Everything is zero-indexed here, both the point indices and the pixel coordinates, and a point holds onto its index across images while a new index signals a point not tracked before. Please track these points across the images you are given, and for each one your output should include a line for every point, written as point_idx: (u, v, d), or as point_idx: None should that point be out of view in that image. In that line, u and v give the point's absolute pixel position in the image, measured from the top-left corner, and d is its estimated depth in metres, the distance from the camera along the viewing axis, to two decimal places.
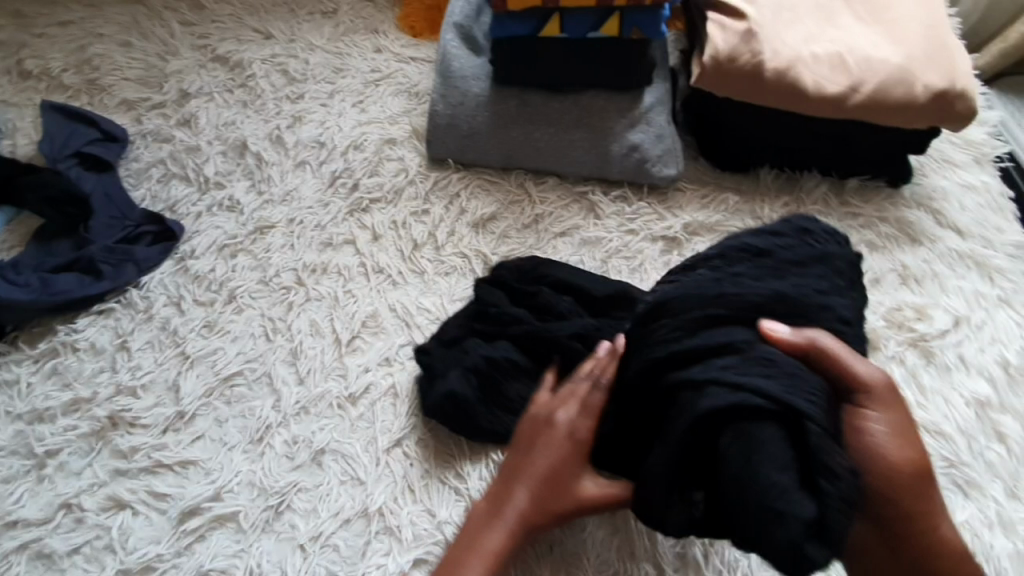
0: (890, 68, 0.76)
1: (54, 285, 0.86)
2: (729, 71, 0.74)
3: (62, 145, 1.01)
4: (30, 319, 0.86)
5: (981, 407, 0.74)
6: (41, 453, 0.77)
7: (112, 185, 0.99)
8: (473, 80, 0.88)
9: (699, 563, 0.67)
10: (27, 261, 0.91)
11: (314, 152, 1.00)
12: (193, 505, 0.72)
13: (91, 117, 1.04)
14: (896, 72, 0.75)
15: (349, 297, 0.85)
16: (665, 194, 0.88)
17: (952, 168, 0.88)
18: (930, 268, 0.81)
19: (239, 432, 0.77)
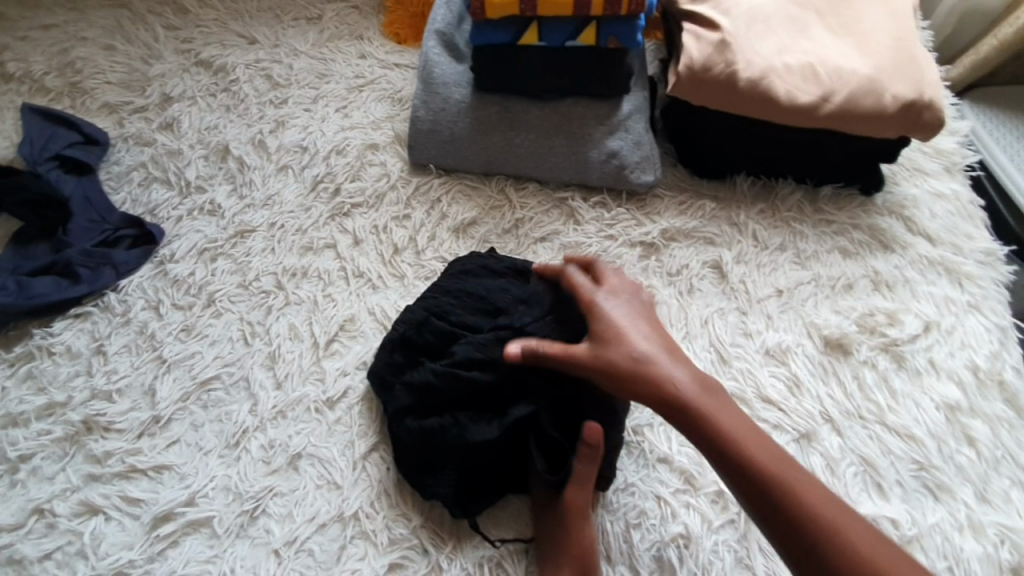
0: (860, 79, 0.77)
1: (30, 288, 0.85)
2: (703, 81, 0.76)
3: (42, 147, 1.01)
4: (6, 323, 0.85)
5: (952, 411, 0.74)
6: (13, 458, 0.76)
7: (92, 188, 0.98)
8: (454, 87, 0.89)
9: (674, 567, 0.67)
10: (3, 265, 0.90)
11: (297, 157, 1.00)
12: (167, 510, 0.71)
13: (72, 120, 1.04)
14: (866, 83, 0.77)
15: (328, 301, 0.86)
16: (644, 200, 0.89)
17: (923, 176, 0.90)
18: (901, 274, 0.83)
19: (215, 436, 0.76)
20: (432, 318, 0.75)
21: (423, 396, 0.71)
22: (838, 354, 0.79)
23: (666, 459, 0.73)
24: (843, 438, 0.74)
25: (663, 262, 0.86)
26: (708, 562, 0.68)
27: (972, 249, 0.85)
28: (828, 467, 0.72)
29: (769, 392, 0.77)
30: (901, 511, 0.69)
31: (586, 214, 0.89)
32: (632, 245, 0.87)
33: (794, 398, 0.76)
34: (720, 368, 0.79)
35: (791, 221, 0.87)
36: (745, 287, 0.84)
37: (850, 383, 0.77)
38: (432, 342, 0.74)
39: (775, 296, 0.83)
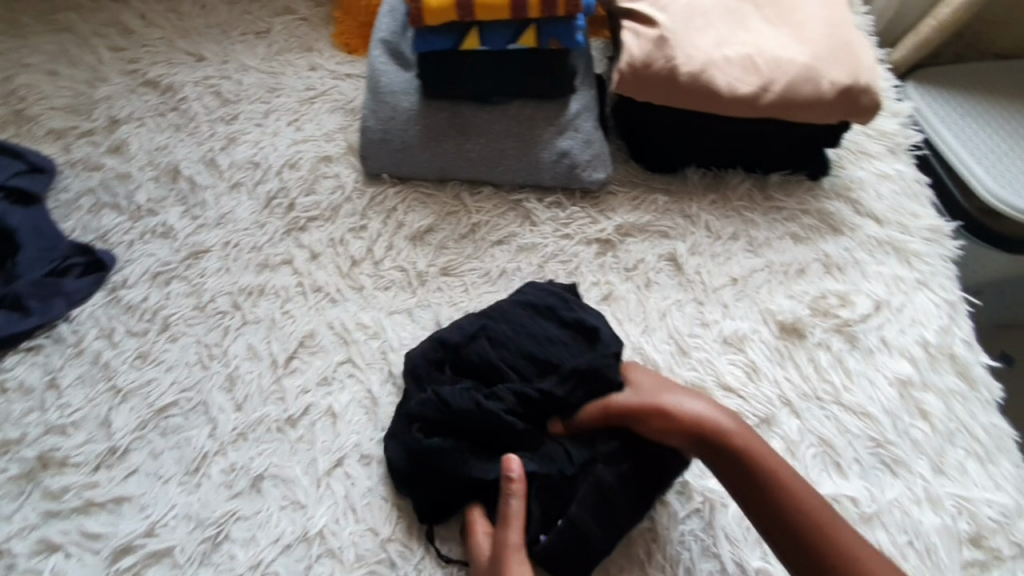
0: (797, 67, 0.79)
1: None
2: (644, 78, 0.77)
3: None
4: None
5: (905, 386, 0.76)
6: None
7: (39, 217, 0.96)
8: (402, 95, 0.89)
9: (642, 561, 0.68)
10: None
11: (249, 173, 0.99)
12: (127, 542, 0.70)
13: (15, 149, 1.01)
14: (803, 71, 0.78)
15: (287, 318, 0.85)
16: (598, 198, 0.90)
17: (868, 158, 0.91)
18: (851, 256, 0.85)
19: (175, 463, 0.75)
20: (484, 336, 0.75)
21: (451, 415, 0.70)
22: (794, 338, 0.80)
23: None
24: (802, 421, 0.75)
25: (619, 258, 0.87)
26: (675, 553, 0.68)
27: (918, 226, 0.87)
28: (789, 451, 0.73)
29: (728, 380, 0.78)
30: (861, 489, 0.71)
31: (541, 215, 0.90)
32: (589, 243, 0.88)
33: (753, 385, 0.77)
34: (680, 360, 0.80)
35: (743, 210, 0.88)
36: (701, 278, 0.85)
37: (806, 366, 0.78)
38: (475, 365, 0.74)
39: (731, 285, 0.84)
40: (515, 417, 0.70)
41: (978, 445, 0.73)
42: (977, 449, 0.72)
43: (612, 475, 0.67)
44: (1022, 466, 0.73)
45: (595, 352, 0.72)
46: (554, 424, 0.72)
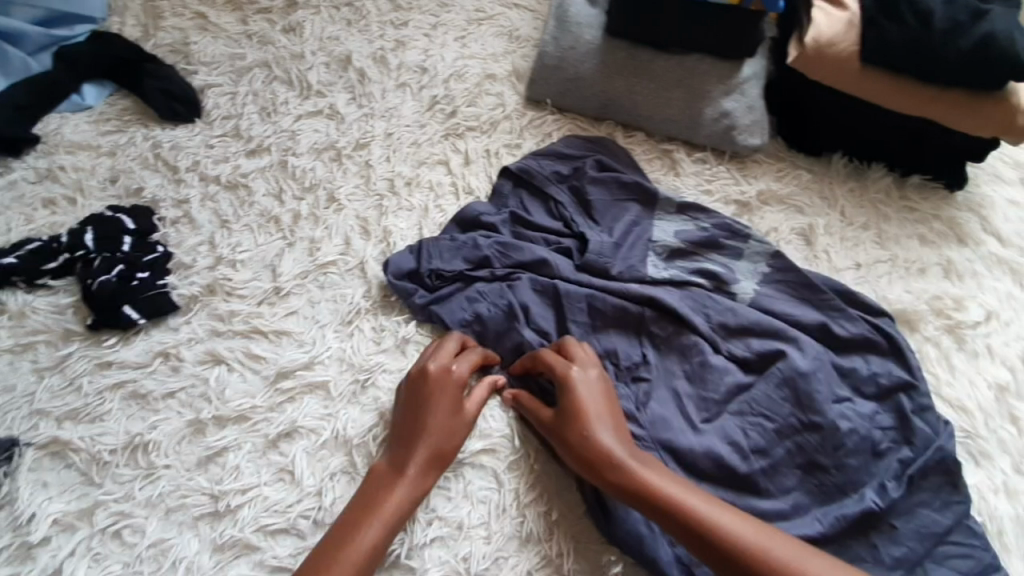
0: (990, 60, 0.78)
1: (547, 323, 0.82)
2: (825, 55, 0.82)
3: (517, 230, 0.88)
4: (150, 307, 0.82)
5: (1001, 391, 0.83)
6: (165, 344, 0.80)
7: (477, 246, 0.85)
8: (587, 28, 0.93)
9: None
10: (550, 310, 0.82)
11: (416, 76, 1.04)
12: (288, 368, 0.78)
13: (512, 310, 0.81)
14: (992, 67, 0.79)
15: (439, 210, 0.92)
16: (744, 162, 0.94)
17: (1001, 183, 0.97)
18: (972, 266, 0.90)
19: (331, 313, 0.83)
20: (963, 11, 0.78)
21: None
22: (909, 330, 0.86)
23: (744, 387, 0.79)
24: None
25: (755, 222, 0.91)
26: (787, 486, 0.74)
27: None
28: None
29: None
30: (961, 482, 0.73)
31: (687, 167, 0.94)
32: (728, 202, 0.92)
33: None
34: None
35: (878, 203, 0.92)
36: (828, 256, 0.90)
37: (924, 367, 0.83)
38: (938, 14, 0.78)
39: (854, 269, 0.89)
40: (933, 42, 0.78)
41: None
42: None
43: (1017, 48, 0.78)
44: None
45: (995, 47, 0.77)
46: (991, 55, 0.78)
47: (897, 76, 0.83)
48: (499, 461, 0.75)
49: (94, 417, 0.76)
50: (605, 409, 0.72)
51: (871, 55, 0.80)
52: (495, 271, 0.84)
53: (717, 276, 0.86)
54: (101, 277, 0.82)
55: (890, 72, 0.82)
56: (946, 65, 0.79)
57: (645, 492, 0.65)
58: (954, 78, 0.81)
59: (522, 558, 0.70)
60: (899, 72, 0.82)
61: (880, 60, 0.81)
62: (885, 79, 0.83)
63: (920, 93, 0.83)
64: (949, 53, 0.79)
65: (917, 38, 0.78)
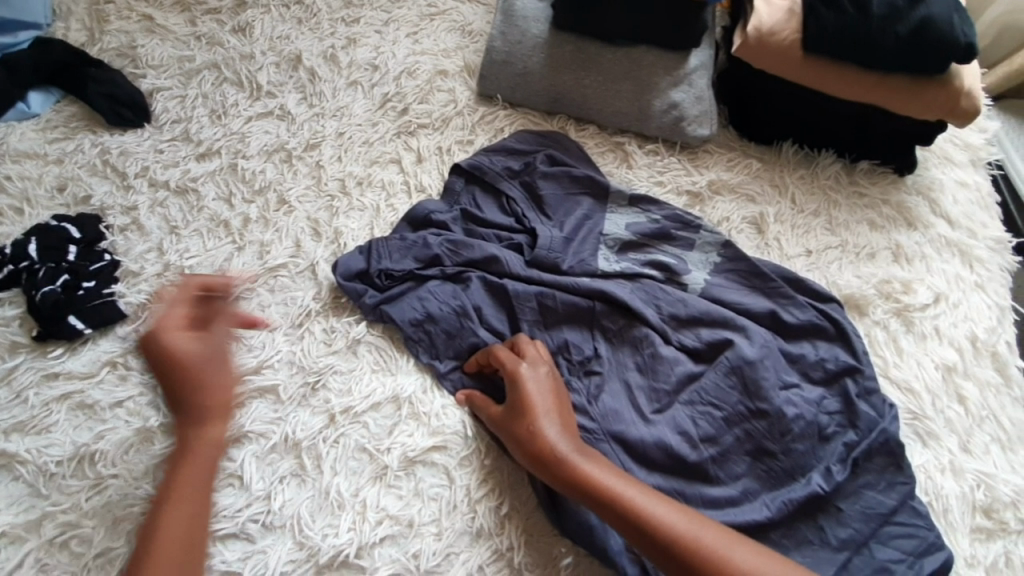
0: (929, 46, 0.78)
1: (498, 320, 0.82)
2: (767, 45, 0.81)
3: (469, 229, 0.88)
4: (97, 315, 0.81)
5: (948, 371, 0.84)
6: (112, 353, 0.80)
7: (428, 245, 0.85)
8: (534, 22, 0.93)
9: None
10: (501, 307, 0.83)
11: (367, 74, 1.04)
12: (236, 373, 0.78)
13: (464, 309, 0.81)
14: (932, 53, 0.79)
15: (391, 209, 0.92)
16: (695, 153, 0.94)
17: (951, 166, 0.98)
18: (921, 249, 0.91)
19: (281, 316, 0.82)
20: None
21: None
22: (857, 314, 0.87)
23: (694, 377, 0.80)
24: None
25: (706, 212, 0.92)
26: (737, 473, 0.75)
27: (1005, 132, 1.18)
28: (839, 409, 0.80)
29: None
30: (905, 463, 0.75)
31: (639, 159, 0.94)
32: (679, 193, 0.92)
33: None
34: None
35: (829, 190, 0.93)
36: (779, 244, 0.90)
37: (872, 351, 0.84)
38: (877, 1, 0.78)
39: (804, 256, 0.90)
40: (873, 30, 0.78)
41: (988, 436, 0.82)
42: (1003, 436, 0.82)
43: (955, 33, 0.78)
44: None
45: (932, 34, 0.78)
46: (929, 40, 0.78)
47: (840, 64, 0.83)
48: (451, 459, 0.75)
49: (41, 428, 0.75)
50: (553, 404, 0.71)
51: (814, 43, 0.80)
52: (446, 270, 0.84)
53: (668, 268, 0.86)
54: (46, 287, 0.82)
55: (833, 60, 0.82)
56: (887, 52, 0.80)
57: (584, 487, 0.65)
58: (896, 65, 0.81)
59: (474, 553, 0.71)
60: (842, 60, 0.82)
61: (823, 48, 0.81)
62: (828, 67, 0.83)
63: (864, 81, 0.84)
64: (889, 40, 0.79)
65: (858, 26, 0.78)
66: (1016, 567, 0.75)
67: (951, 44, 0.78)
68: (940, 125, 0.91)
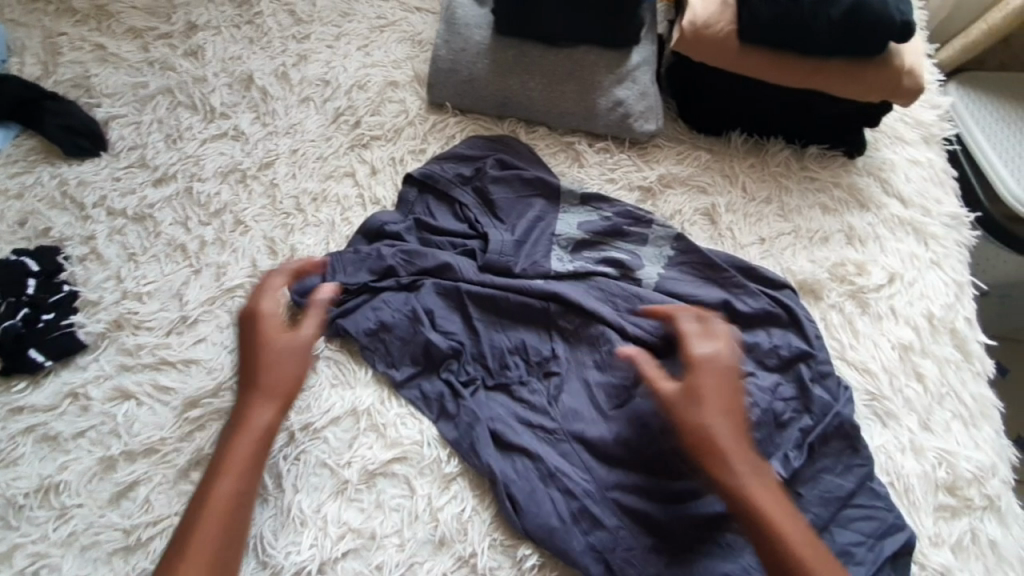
0: (863, 28, 0.78)
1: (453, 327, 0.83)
2: (702, 37, 0.82)
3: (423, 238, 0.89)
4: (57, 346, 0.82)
5: (905, 350, 0.85)
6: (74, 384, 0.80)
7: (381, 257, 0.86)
8: (475, 29, 0.94)
9: None
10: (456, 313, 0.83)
11: (318, 89, 1.04)
12: (194, 397, 0.78)
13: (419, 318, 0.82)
14: (866, 35, 0.79)
15: (346, 223, 0.92)
16: (645, 148, 0.95)
17: (902, 144, 0.98)
18: (874, 230, 0.91)
19: (239, 337, 0.83)
20: None
21: None
22: (812, 299, 0.87)
23: None
24: None
25: (659, 206, 0.92)
26: (697, 465, 0.75)
27: (957, 105, 1.18)
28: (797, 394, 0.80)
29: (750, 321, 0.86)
30: (860, 444, 0.75)
31: (590, 157, 0.95)
32: (632, 189, 0.93)
33: None
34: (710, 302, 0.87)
35: (779, 176, 0.94)
36: (732, 233, 0.91)
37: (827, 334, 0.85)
38: None
39: (758, 244, 0.90)
40: (805, 16, 0.79)
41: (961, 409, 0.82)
42: (963, 412, 0.82)
43: (889, 14, 0.78)
44: (1000, 432, 0.83)
45: (865, 16, 0.78)
46: (863, 23, 0.78)
47: (778, 51, 0.83)
48: (412, 469, 0.75)
49: (6, 462, 0.76)
50: (725, 409, 0.69)
51: (747, 33, 0.81)
52: (401, 280, 0.85)
53: (623, 264, 0.87)
54: (6, 322, 0.82)
55: (770, 48, 0.83)
56: (822, 37, 0.80)
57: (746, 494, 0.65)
58: (833, 49, 0.81)
59: (437, 561, 0.71)
60: (778, 48, 0.83)
61: (757, 37, 0.81)
62: (765, 56, 0.83)
63: (803, 66, 0.84)
64: (822, 25, 0.79)
65: (789, 13, 0.79)
66: (982, 543, 0.75)
67: (885, 24, 0.78)
68: (886, 105, 0.91)
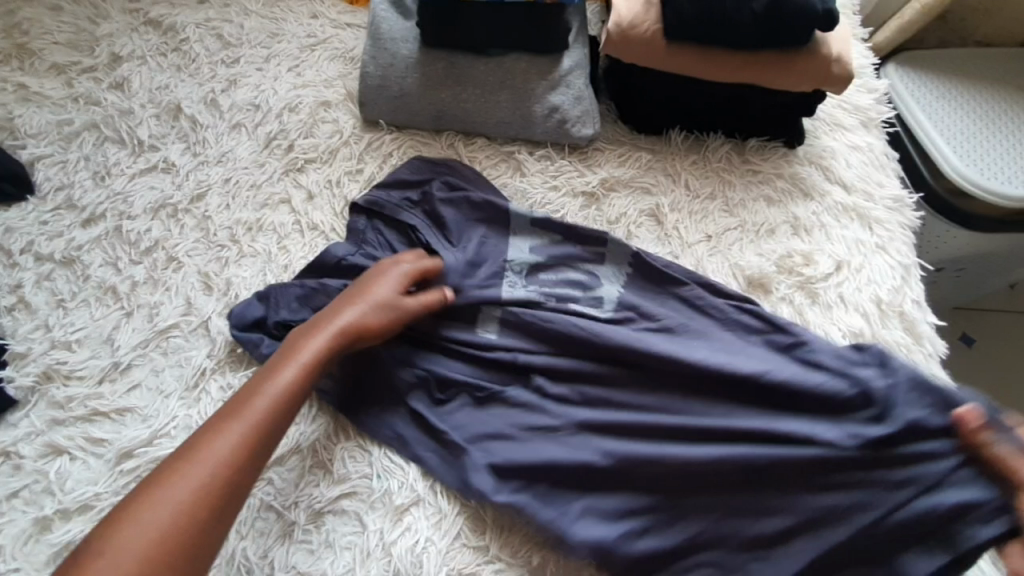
0: (786, 20, 0.78)
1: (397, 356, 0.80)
2: (628, 39, 0.82)
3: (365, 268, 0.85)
4: None
5: (855, 339, 0.84)
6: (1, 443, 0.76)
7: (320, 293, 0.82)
8: (402, 43, 0.93)
9: None
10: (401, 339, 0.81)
11: (249, 114, 1.01)
12: (130, 447, 0.75)
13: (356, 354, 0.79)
14: (790, 27, 0.79)
15: (283, 251, 0.90)
16: (585, 152, 0.94)
17: (841, 130, 0.98)
18: (819, 219, 0.91)
19: (175, 380, 0.80)
20: None
21: None
22: (761, 293, 0.86)
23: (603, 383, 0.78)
24: None
25: (603, 210, 0.90)
26: None
27: (896, 87, 1.19)
28: None
29: None
30: None
31: (531, 166, 0.93)
32: (574, 195, 0.91)
33: None
34: None
35: (722, 171, 0.93)
36: (678, 233, 0.89)
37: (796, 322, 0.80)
38: None
39: (705, 242, 0.89)
40: (727, 13, 0.78)
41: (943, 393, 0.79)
42: None
43: (810, 4, 0.78)
44: None
45: (787, 8, 0.77)
46: (785, 14, 0.78)
47: (705, 48, 0.83)
48: (362, 504, 0.73)
49: None
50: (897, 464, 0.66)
51: (672, 32, 0.81)
52: None
53: (579, 284, 0.84)
54: None
55: (697, 45, 0.83)
56: (746, 32, 0.79)
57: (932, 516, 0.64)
58: (758, 43, 0.81)
59: None
60: (705, 45, 0.82)
61: (683, 35, 0.81)
62: (693, 54, 0.83)
63: (732, 62, 0.83)
64: (746, 20, 0.78)
65: (711, 10, 0.79)
66: None
67: (807, 15, 0.78)
68: (820, 94, 0.91)
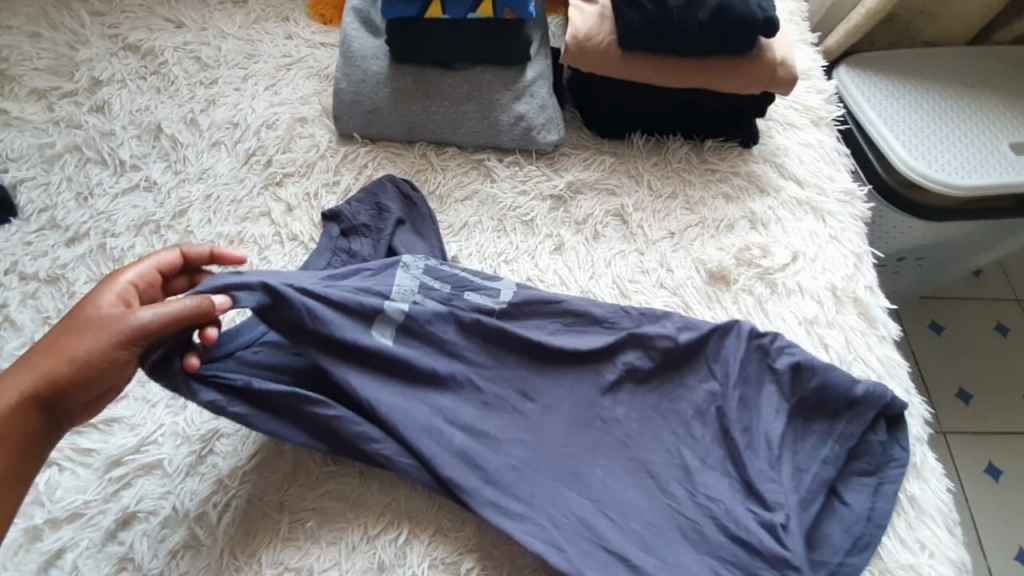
0: (730, 28, 0.84)
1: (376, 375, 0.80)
2: (585, 49, 0.87)
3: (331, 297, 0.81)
4: None
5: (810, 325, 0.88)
6: None
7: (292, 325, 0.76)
8: (373, 60, 0.98)
9: None
10: None
11: (228, 132, 1.05)
12: (117, 455, 0.77)
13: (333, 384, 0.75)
14: (734, 35, 0.85)
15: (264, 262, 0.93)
16: (552, 157, 0.99)
17: (793, 129, 1.04)
18: (774, 213, 0.96)
19: (161, 389, 0.82)
20: None
21: None
22: (723, 284, 0.90)
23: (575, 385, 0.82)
24: None
25: (571, 212, 0.95)
26: None
27: (845, 88, 1.25)
28: None
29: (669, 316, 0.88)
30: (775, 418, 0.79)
31: (501, 172, 0.97)
32: (543, 199, 0.95)
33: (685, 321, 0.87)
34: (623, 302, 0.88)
35: (682, 171, 0.98)
36: (643, 230, 0.94)
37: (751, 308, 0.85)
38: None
39: (668, 238, 0.94)
40: (675, 23, 0.84)
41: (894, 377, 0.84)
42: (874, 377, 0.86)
43: (751, 12, 0.84)
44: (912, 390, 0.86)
45: (729, 17, 0.83)
46: (729, 22, 0.83)
47: (659, 57, 0.88)
48: (346, 500, 0.75)
49: None
50: None
51: (626, 42, 0.86)
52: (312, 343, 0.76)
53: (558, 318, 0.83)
54: None
55: (650, 54, 0.88)
56: (694, 39, 0.85)
57: None
58: (707, 50, 0.86)
59: None
60: (658, 53, 0.88)
61: (636, 45, 0.86)
62: (647, 62, 0.88)
63: (684, 67, 0.89)
64: (693, 28, 0.84)
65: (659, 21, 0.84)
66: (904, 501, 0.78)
67: (749, 22, 0.84)
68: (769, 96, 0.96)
